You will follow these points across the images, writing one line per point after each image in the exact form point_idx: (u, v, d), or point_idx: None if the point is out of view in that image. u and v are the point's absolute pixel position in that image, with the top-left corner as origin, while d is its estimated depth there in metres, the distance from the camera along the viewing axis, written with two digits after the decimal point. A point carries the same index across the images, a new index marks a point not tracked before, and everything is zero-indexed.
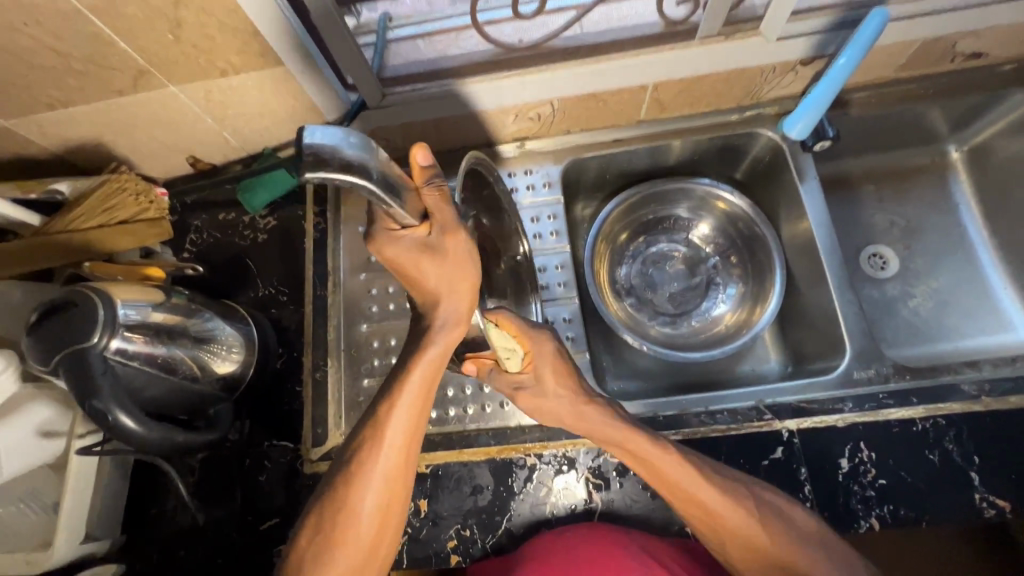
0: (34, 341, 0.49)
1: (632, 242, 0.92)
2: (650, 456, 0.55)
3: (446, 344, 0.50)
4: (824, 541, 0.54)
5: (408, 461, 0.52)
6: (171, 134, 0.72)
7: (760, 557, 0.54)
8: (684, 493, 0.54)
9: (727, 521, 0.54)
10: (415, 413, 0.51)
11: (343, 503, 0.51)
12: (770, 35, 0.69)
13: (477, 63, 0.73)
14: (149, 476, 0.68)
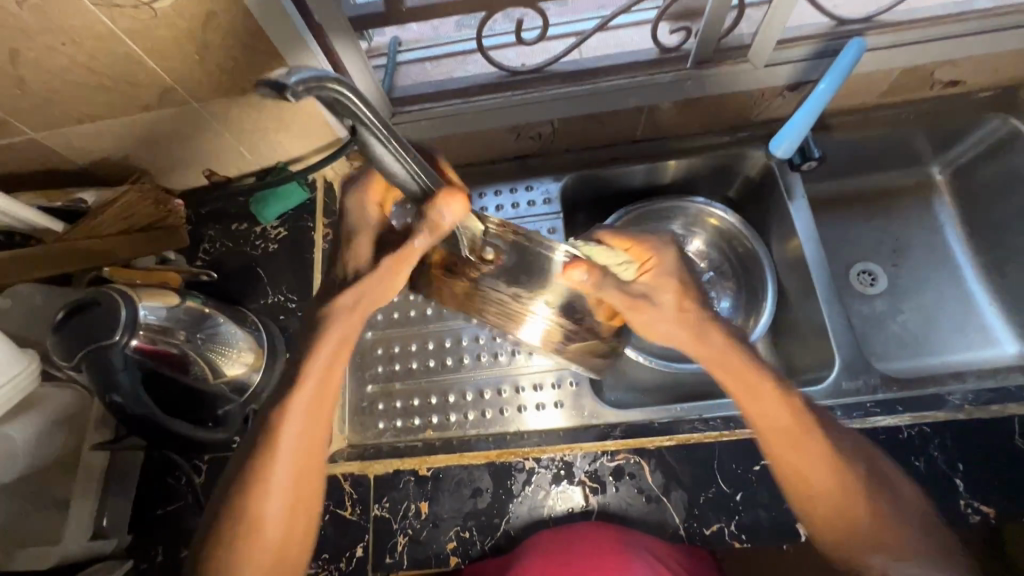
0: (58, 336, 0.52)
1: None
2: (766, 397, 0.56)
3: (335, 346, 0.53)
4: (907, 511, 0.54)
5: (308, 466, 0.54)
6: (189, 148, 0.75)
7: (854, 527, 0.54)
8: (786, 439, 0.55)
9: (819, 476, 0.54)
10: (311, 418, 0.53)
11: (246, 513, 0.52)
12: (757, 62, 0.74)
13: (482, 85, 0.77)
14: (155, 477, 0.70)
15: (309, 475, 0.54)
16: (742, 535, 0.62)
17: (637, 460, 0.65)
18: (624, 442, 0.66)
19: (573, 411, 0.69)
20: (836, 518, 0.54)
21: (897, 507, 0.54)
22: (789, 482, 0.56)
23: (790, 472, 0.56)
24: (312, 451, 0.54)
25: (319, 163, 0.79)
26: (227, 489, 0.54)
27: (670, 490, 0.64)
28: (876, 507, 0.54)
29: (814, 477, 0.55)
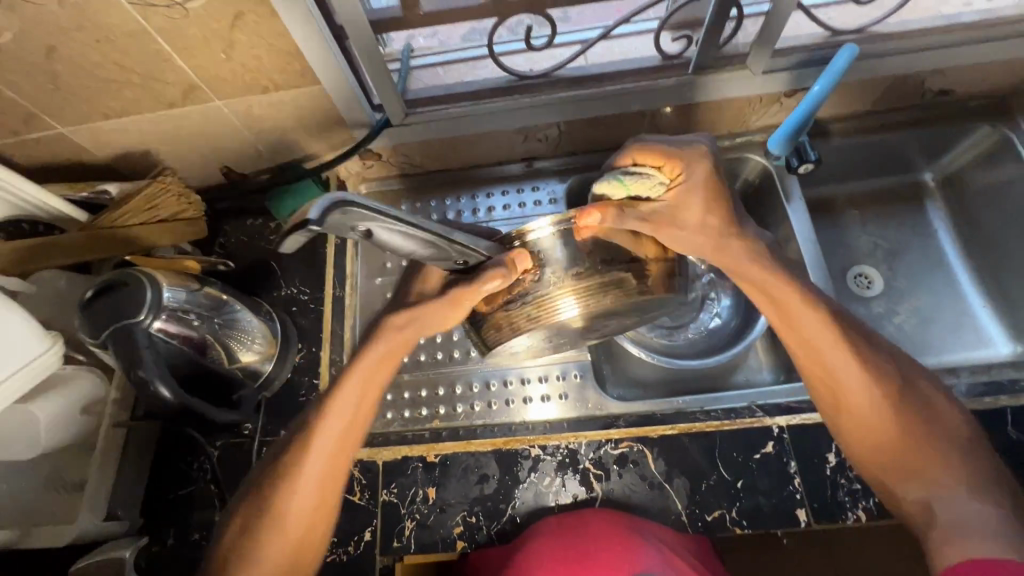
0: (88, 316, 0.54)
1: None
2: (805, 321, 0.62)
3: (380, 363, 0.59)
4: (940, 431, 0.59)
5: (338, 470, 0.59)
6: (209, 145, 0.78)
7: (882, 437, 0.60)
8: (821, 358, 0.61)
9: (852, 395, 0.60)
10: (347, 426, 0.59)
11: (272, 505, 0.57)
12: (756, 69, 0.78)
13: (492, 88, 0.80)
14: (168, 461, 0.71)
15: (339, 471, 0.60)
16: (742, 521, 0.63)
17: (640, 448, 0.67)
18: (628, 431, 0.68)
19: (563, 404, 0.71)
20: (873, 436, 0.60)
21: (929, 427, 0.59)
22: (825, 400, 0.62)
23: (825, 392, 0.62)
24: (346, 451, 0.60)
25: (332, 161, 0.82)
26: (262, 481, 0.59)
27: (672, 477, 0.65)
28: (907, 423, 0.59)
29: (849, 395, 0.60)
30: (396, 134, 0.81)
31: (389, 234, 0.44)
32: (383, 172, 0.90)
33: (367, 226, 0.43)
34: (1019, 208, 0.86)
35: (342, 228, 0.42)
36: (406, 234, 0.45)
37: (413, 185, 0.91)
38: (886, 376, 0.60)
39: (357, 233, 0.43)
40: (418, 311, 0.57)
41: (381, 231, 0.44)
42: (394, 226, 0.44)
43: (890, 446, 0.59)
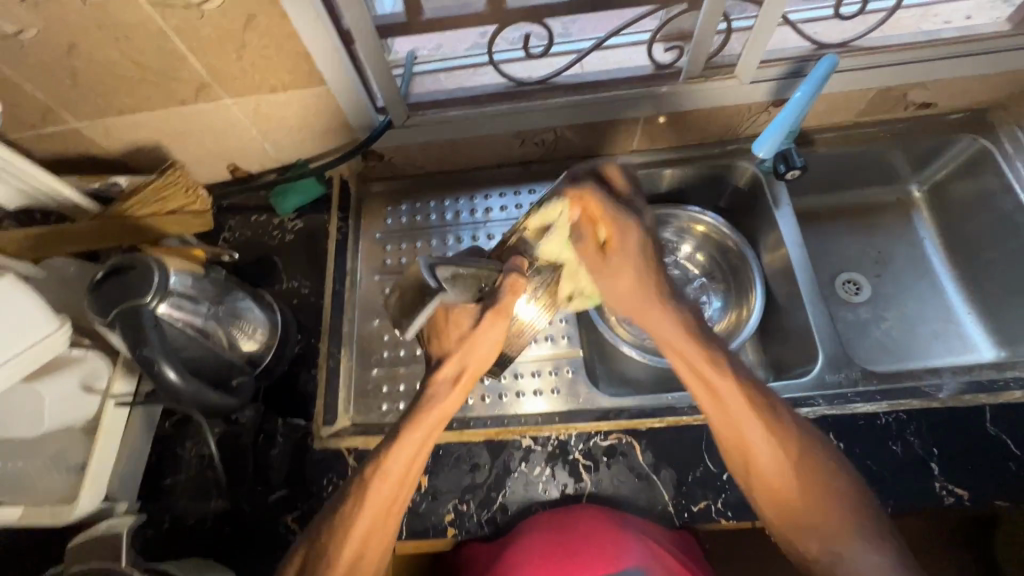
0: (96, 296, 0.56)
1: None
2: (721, 387, 0.62)
3: (440, 413, 0.60)
4: (844, 489, 0.58)
5: (387, 521, 0.58)
6: (218, 142, 0.81)
7: (786, 504, 0.59)
8: (734, 423, 0.61)
9: (759, 459, 0.60)
10: (401, 478, 0.59)
11: (326, 555, 0.55)
12: (745, 78, 0.81)
13: (492, 94, 0.84)
14: (166, 447, 0.72)
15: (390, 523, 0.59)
16: (728, 512, 0.64)
17: (629, 439, 0.68)
18: (617, 423, 0.69)
19: (557, 399, 0.73)
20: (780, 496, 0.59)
21: (834, 486, 0.58)
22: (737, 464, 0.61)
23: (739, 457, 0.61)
24: (394, 509, 0.59)
25: (335, 161, 0.85)
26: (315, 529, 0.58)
27: (660, 468, 0.67)
28: (812, 486, 0.58)
29: (757, 457, 0.60)
30: (398, 135, 0.84)
31: (454, 282, 0.54)
32: (385, 173, 0.93)
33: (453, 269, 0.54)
34: (1000, 217, 0.89)
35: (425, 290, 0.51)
36: (461, 280, 0.55)
37: (413, 186, 0.94)
38: (788, 433, 0.60)
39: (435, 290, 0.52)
40: (465, 351, 0.61)
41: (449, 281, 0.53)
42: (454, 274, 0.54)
43: (791, 503, 0.59)
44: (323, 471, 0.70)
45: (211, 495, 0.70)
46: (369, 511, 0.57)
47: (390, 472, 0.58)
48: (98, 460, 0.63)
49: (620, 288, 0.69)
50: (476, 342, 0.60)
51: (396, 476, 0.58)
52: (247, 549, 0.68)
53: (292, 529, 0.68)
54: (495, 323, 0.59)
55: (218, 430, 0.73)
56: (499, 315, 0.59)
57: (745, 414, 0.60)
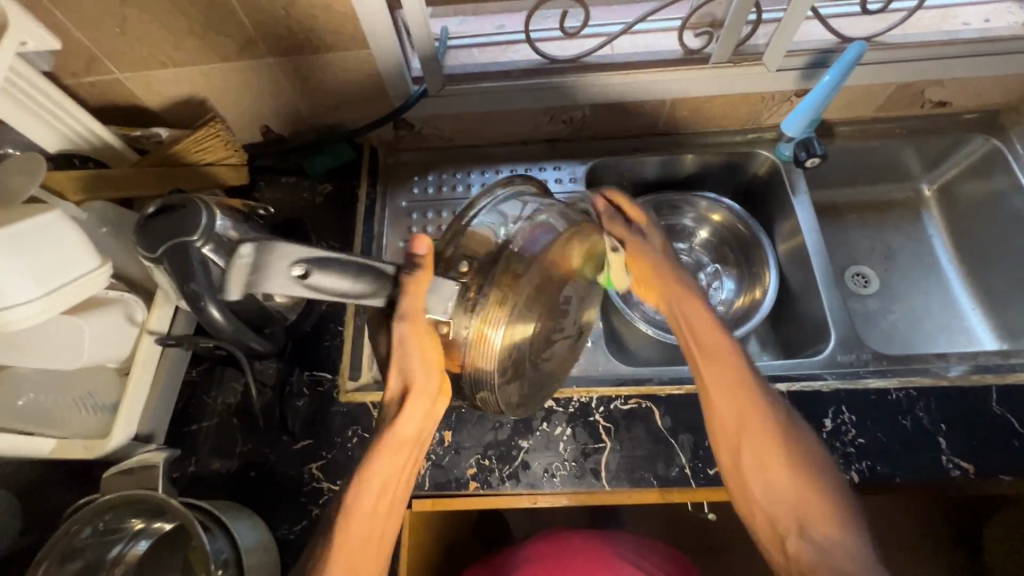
0: (145, 231, 0.57)
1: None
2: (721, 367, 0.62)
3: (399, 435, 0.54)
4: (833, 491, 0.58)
5: (370, 555, 0.56)
6: (254, 101, 0.82)
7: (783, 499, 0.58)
8: (741, 403, 0.60)
9: (766, 450, 0.59)
10: (375, 513, 0.56)
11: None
12: (771, 65, 0.83)
13: (524, 69, 0.86)
14: (192, 395, 0.74)
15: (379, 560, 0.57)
16: None
17: (648, 405, 0.70)
18: (637, 389, 0.71)
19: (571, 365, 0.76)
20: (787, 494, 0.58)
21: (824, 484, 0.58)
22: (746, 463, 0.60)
23: (752, 453, 0.59)
24: (376, 540, 0.56)
25: (368, 126, 0.87)
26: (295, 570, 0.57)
27: (677, 432, 0.69)
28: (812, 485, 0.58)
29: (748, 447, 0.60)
30: (431, 105, 0.86)
31: (326, 268, 0.43)
32: (414, 144, 0.95)
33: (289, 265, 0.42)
34: (1008, 215, 0.92)
35: (275, 268, 0.42)
36: (338, 268, 0.43)
37: (439, 158, 0.96)
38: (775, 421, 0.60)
39: (295, 273, 0.42)
40: (400, 364, 0.51)
41: (316, 264, 0.43)
42: (325, 257, 0.43)
43: (799, 511, 0.57)
44: (348, 423, 0.72)
45: (237, 442, 0.72)
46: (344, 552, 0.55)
47: (358, 520, 0.55)
48: (131, 398, 0.64)
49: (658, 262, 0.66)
50: (410, 356, 0.50)
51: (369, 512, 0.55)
52: (270, 496, 0.69)
53: (316, 477, 0.69)
54: (413, 342, 0.48)
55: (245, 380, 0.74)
56: (416, 328, 0.48)
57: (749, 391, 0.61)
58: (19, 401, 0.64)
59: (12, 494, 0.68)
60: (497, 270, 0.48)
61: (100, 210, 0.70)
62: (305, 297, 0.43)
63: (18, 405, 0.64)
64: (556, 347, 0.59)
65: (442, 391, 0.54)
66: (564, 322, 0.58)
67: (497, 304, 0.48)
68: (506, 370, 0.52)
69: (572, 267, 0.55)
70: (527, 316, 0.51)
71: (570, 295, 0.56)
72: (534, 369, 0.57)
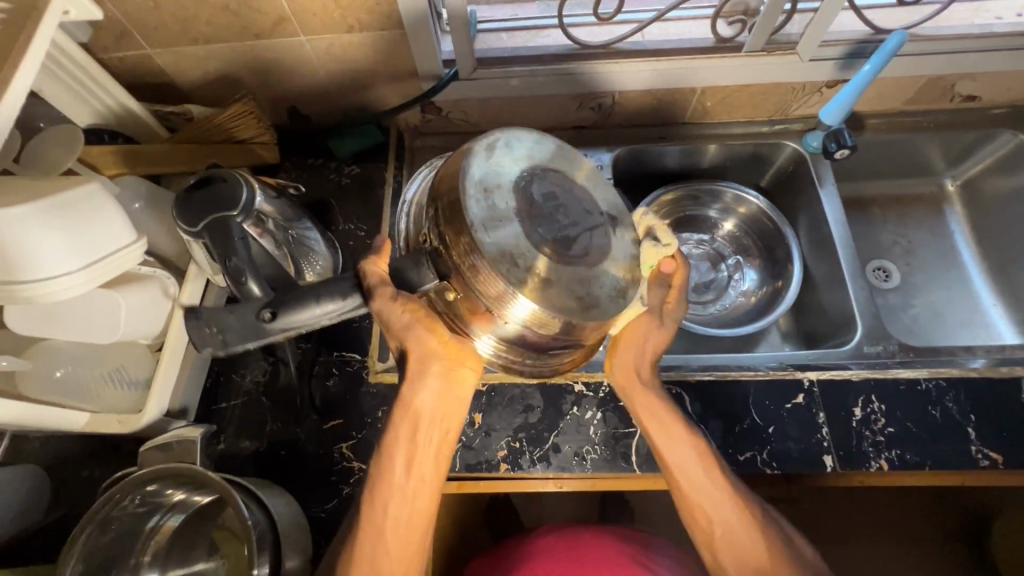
0: (185, 207, 0.58)
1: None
2: (678, 448, 0.60)
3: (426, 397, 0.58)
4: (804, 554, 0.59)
5: (408, 533, 0.57)
6: (284, 80, 0.82)
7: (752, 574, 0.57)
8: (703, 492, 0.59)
9: (737, 536, 0.58)
10: (411, 489, 0.57)
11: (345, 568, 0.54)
12: (804, 55, 0.83)
13: (555, 54, 0.85)
14: (221, 373, 0.74)
15: (414, 538, 0.57)
16: (773, 463, 0.67)
17: (678, 391, 0.71)
18: (666, 374, 0.72)
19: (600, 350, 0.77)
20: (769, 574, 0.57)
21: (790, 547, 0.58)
22: (723, 555, 0.58)
23: (721, 536, 0.58)
24: (420, 518, 0.57)
25: (397, 108, 0.86)
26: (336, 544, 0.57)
27: (707, 418, 0.69)
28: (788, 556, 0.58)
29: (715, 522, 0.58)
30: (460, 88, 0.85)
31: (287, 302, 0.53)
32: (440, 128, 0.94)
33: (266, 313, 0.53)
34: None
35: (251, 318, 0.53)
36: (293, 298, 0.53)
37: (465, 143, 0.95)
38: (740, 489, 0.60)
39: (265, 317, 0.53)
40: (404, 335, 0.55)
41: (277, 304, 0.53)
42: (285, 298, 0.53)
43: None
44: (378, 404, 0.72)
45: (266, 420, 0.72)
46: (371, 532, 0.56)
47: (379, 502, 0.56)
48: (164, 374, 0.65)
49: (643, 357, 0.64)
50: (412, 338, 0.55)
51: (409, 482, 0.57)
52: (301, 475, 0.69)
53: (346, 457, 0.70)
54: (392, 311, 0.53)
55: (275, 359, 0.75)
56: (388, 296, 0.53)
57: (711, 481, 0.59)
58: (57, 373, 0.63)
59: (43, 467, 0.68)
60: (438, 218, 0.50)
61: (133, 185, 0.70)
62: (286, 331, 0.54)
63: (57, 376, 0.63)
64: (586, 245, 0.52)
65: (453, 354, 0.57)
66: (570, 214, 0.52)
67: (453, 231, 0.48)
68: (522, 278, 0.48)
69: (525, 164, 0.54)
70: (497, 216, 0.49)
71: (551, 189, 0.53)
72: (574, 271, 0.51)
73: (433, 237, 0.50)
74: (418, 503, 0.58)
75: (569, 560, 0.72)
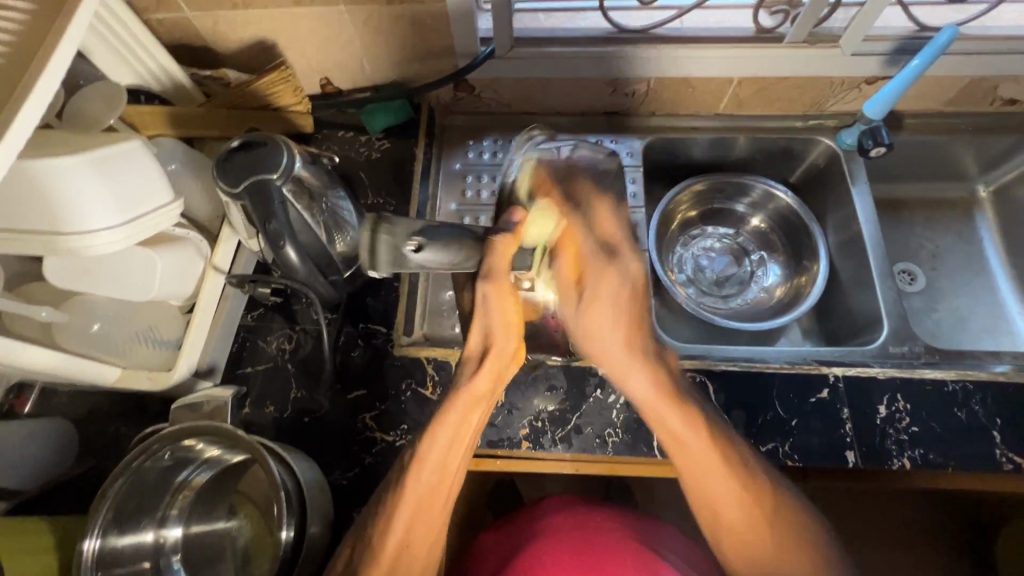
0: (225, 169, 0.59)
1: (684, 230, 1.00)
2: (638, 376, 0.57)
3: (491, 377, 0.55)
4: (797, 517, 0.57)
5: (437, 507, 0.54)
6: (320, 49, 0.81)
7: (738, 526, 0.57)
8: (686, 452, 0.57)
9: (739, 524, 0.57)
10: (445, 466, 0.55)
11: (372, 539, 0.53)
12: (846, 49, 0.82)
13: (593, 36, 0.84)
14: (247, 338, 0.75)
15: (439, 520, 0.55)
16: (795, 455, 0.67)
17: (702, 379, 0.71)
18: (691, 362, 0.72)
19: None
20: (752, 552, 0.56)
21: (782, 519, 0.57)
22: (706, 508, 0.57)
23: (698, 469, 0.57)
24: (445, 493, 0.55)
25: (431, 85, 0.85)
26: (362, 520, 0.55)
27: (731, 408, 0.69)
28: (804, 543, 0.56)
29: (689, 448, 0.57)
30: (496, 67, 0.84)
31: (434, 241, 0.56)
32: (471, 107, 0.94)
33: (413, 241, 0.57)
34: None
35: (396, 245, 0.58)
36: (446, 234, 0.56)
37: (495, 124, 0.95)
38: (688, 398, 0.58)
39: (411, 246, 0.57)
40: (483, 323, 0.55)
41: (427, 239, 0.56)
42: (430, 235, 0.56)
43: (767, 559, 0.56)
44: (403, 376, 0.72)
45: (290, 386, 0.72)
46: (408, 503, 0.53)
47: (411, 489, 0.54)
48: (195, 334, 0.66)
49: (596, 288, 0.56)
50: (495, 309, 0.55)
51: (447, 455, 0.55)
52: (323, 442, 0.70)
53: (369, 427, 0.70)
54: (497, 300, 0.54)
55: (283, 325, 0.75)
56: (501, 286, 0.54)
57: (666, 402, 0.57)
58: (94, 326, 0.63)
59: (72, 423, 0.69)
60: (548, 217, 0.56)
61: (170, 146, 0.70)
62: (424, 267, 0.58)
63: (93, 330, 0.63)
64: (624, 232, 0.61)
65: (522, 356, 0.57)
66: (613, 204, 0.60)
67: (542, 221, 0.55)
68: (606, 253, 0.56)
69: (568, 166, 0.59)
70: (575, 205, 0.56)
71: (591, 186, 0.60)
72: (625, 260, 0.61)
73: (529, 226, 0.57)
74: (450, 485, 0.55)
75: (575, 544, 0.69)
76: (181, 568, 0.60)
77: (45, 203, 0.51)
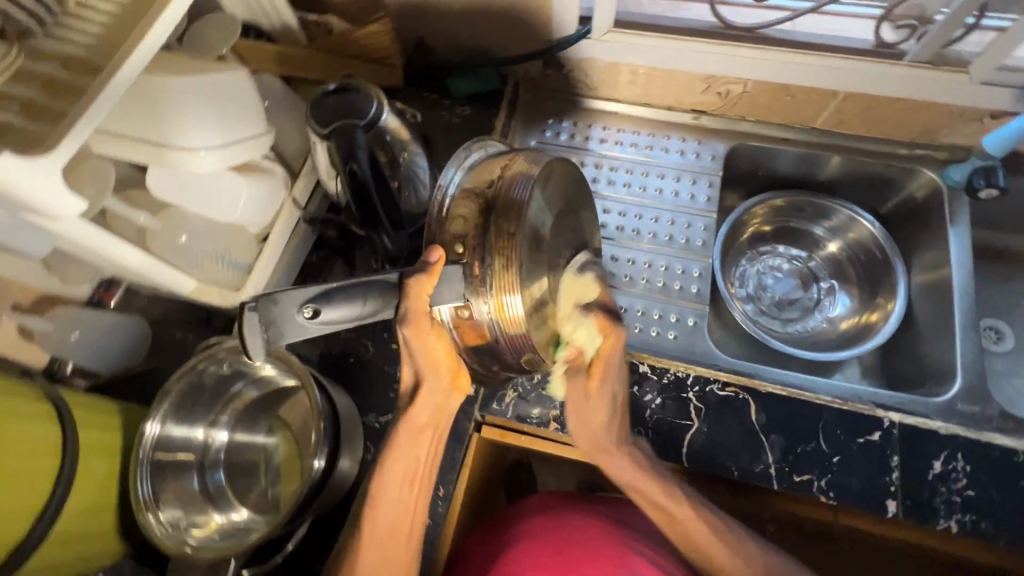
0: (318, 110, 0.62)
1: (752, 244, 0.96)
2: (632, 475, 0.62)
3: (429, 409, 0.56)
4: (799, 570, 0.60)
5: (399, 545, 0.57)
6: (421, 9, 0.83)
7: None
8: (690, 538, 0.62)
9: None
10: (399, 503, 0.57)
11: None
12: (975, 77, 0.75)
13: (695, 28, 0.82)
14: (311, 274, 0.80)
15: (401, 553, 0.58)
16: (829, 492, 0.64)
17: (745, 397, 0.69)
18: (738, 378, 0.69)
19: (667, 340, 0.79)
20: None
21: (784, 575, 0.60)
22: None
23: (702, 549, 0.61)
24: (403, 538, 0.58)
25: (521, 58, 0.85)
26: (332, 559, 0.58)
27: (770, 431, 0.67)
28: None
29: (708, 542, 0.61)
30: (589, 48, 0.83)
31: (332, 300, 0.46)
32: (556, 87, 0.93)
33: (310, 306, 0.46)
34: None
35: (289, 308, 0.46)
36: (343, 294, 0.47)
37: (578, 105, 0.93)
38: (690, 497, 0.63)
39: (306, 314, 0.46)
40: (413, 359, 0.53)
41: (324, 300, 0.46)
42: (326, 290, 0.46)
43: None
44: None
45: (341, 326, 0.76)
46: (370, 545, 0.56)
47: (371, 530, 0.56)
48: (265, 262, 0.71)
49: (595, 422, 0.62)
50: (419, 352, 0.52)
51: (396, 492, 0.57)
52: (363, 383, 0.73)
53: None
54: (423, 343, 0.51)
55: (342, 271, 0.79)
56: (422, 328, 0.50)
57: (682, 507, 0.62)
58: (181, 239, 0.67)
59: (146, 321, 0.76)
60: (490, 237, 0.51)
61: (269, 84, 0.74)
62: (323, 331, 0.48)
63: (180, 242, 0.67)
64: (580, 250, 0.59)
65: (457, 382, 0.56)
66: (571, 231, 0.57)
67: (487, 239, 0.51)
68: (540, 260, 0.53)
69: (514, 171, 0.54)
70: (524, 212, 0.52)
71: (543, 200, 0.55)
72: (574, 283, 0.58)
73: (472, 247, 0.51)
74: (404, 525, 0.58)
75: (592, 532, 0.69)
76: (221, 472, 0.65)
77: (159, 117, 0.55)
